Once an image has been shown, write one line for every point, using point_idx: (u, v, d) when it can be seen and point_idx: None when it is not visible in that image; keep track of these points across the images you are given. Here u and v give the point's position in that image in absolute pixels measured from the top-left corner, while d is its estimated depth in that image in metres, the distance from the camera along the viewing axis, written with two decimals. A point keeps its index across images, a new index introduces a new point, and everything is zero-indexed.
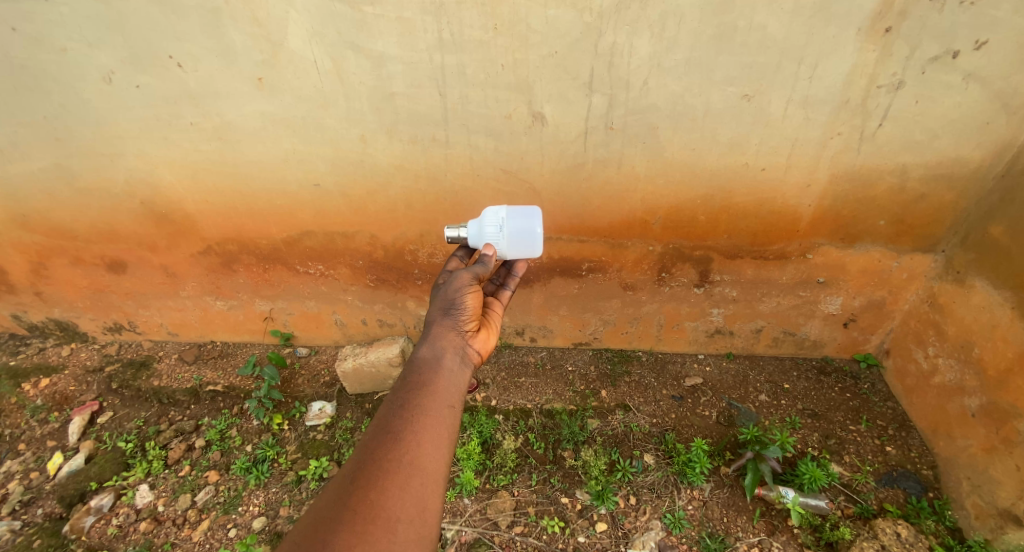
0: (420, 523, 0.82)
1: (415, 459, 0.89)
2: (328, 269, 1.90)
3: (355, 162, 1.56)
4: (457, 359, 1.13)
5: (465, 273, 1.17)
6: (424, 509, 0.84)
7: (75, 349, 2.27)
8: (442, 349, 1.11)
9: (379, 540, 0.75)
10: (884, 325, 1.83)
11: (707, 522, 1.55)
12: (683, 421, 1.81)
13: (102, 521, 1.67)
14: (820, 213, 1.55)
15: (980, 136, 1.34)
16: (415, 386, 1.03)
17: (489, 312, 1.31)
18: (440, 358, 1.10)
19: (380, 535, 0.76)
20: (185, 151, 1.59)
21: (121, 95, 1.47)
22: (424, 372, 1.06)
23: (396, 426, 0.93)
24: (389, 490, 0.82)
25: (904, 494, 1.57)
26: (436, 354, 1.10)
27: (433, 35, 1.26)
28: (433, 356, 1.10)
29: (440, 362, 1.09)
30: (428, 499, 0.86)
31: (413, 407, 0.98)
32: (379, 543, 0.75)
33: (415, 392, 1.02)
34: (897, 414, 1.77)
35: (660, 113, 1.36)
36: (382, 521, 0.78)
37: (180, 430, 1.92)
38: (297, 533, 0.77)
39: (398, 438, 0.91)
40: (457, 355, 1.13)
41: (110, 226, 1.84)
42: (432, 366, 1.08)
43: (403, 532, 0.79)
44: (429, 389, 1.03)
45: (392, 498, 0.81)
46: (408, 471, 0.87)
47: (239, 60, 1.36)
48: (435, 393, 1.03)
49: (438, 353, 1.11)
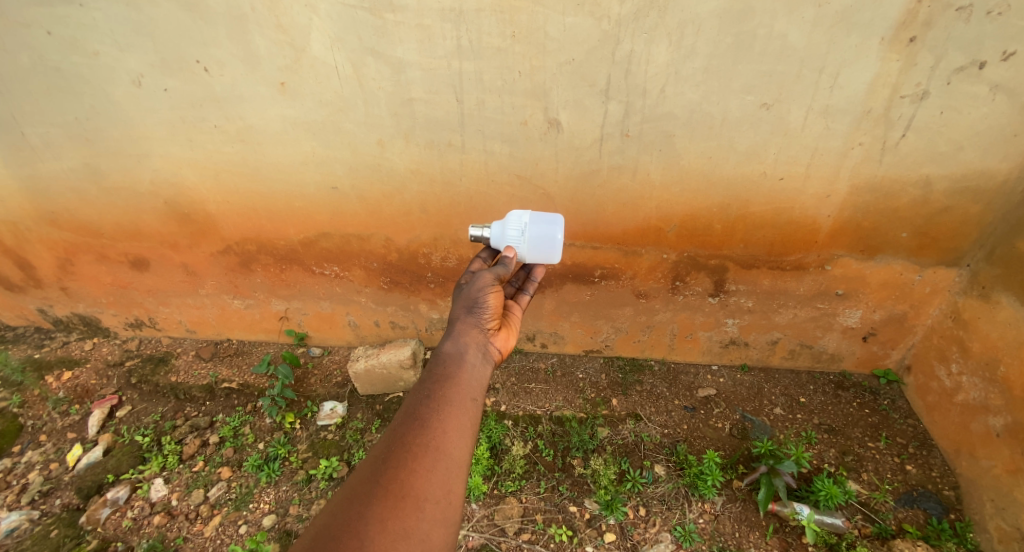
0: (446, 505, 0.82)
1: (440, 445, 0.89)
2: (342, 271, 1.93)
3: (372, 167, 1.58)
4: (479, 356, 1.13)
5: (488, 272, 1.18)
6: (450, 492, 0.84)
7: (97, 344, 2.33)
8: (465, 346, 1.12)
9: (408, 517, 0.77)
10: (905, 340, 1.78)
11: (718, 536, 1.51)
12: (695, 432, 1.79)
13: (117, 513, 1.71)
14: (838, 224, 1.53)
15: (1007, 149, 1.31)
16: (440, 378, 1.03)
17: (510, 313, 1.32)
18: (463, 353, 1.10)
19: (409, 513, 0.77)
20: (208, 153, 1.63)
21: (148, 98, 1.52)
22: (448, 365, 1.07)
23: (424, 413, 0.94)
24: (417, 471, 0.83)
25: (924, 515, 1.52)
26: (459, 350, 1.11)
27: (451, 42, 1.28)
28: (456, 352, 1.10)
29: (463, 357, 1.10)
30: (453, 483, 0.86)
31: (438, 397, 0.98)
32: (409, 520, 0.77)
33: (440, 384, 1.02)
34: (918, 432, 1.71)
35: (676, 121, 1.36)
36: (412, 499, 0.79)
37: (195, 426, 1.95)
38: (333, 507, 0.79)
39: (424, 425, 0.92)
40: (479, 352, 1.13)
41: (135, 225, 1.90)
42: (455, 361, 1.08)
43: (430, 511, 0.80)
44: (453, 382, 1.03)
45: (420, 479, 0.82)
46: (434, 455, 0.87)
47: (262, 65, 1.39)
48: (459, 385, 1.03)
49: (461, 348, 1.11)
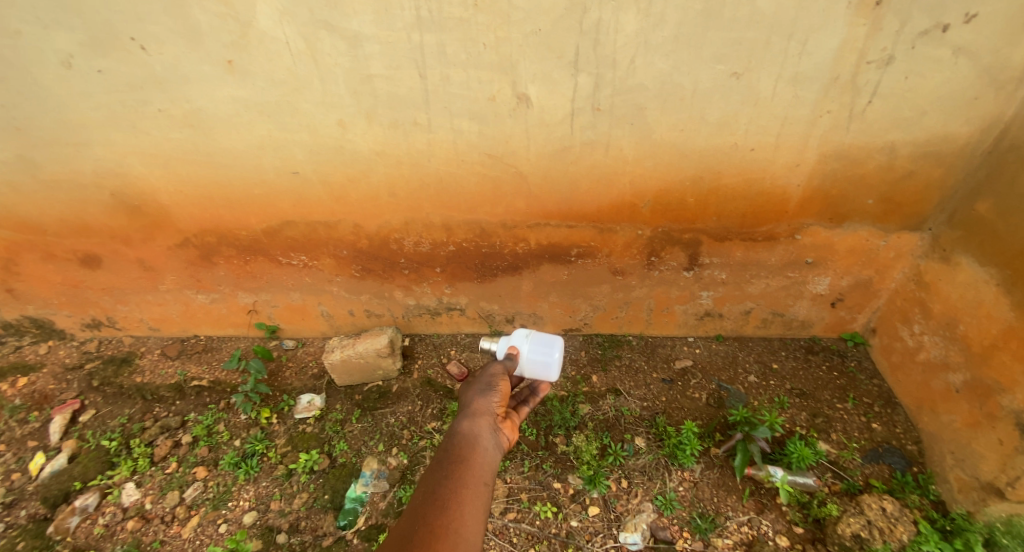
0: None
1: (459, 525, 0.84)
2: (311, 260, 1.85)
3: (334, 150, 1.51)
4: (494, 438, 1.08)
5: (498, 363, 1.26)
6: None
7: (53, 347, 2.21)
8: (479, 426, 1.08)
9: None
10: (871, 303, 1.84)
11: (698, 503, 1.56)
12: (673, 404, 1.82)
13: (88, 521, 1.65)
14: (808, 193, 1.54)
15: (969, 112, 1.33)
16: (456, 458, 0.99)
17: (518, 409, 1.25)
18: (477, 435, 1.06)
19: None
20: (154, 140, 1.52)
21: (82, 81, 1.40)
22: (463, 447, 1.02)
23: (442, 493, 0.90)
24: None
25: (889, 469, 1.59)
26: (474, 431, 1.07)
27: (410, 13, 1.20)
28: (471, 433, 1.06)
29: (478, 438, 1.05)
30: None
31: (456, 478, 0.94)
32: None
33: (456, 463, 0.98)
34: (883, 391, 1.79)
35: (647, 93, 1.33)
36: None
37: (166, 427, 1.88)
38: None
39: (444, 504, 0.88)
40: (493, 434, 1.09)
41: (81, 220, 1.77)
42: (470, 441, 1.04)
43: None
44: (469, 462, 0.99)
45: None
46: (454, 536, 0.82)
47: (206, 41, 1.29)
48: (474, 467, 0.98)
49: (476, 431, 1.07)
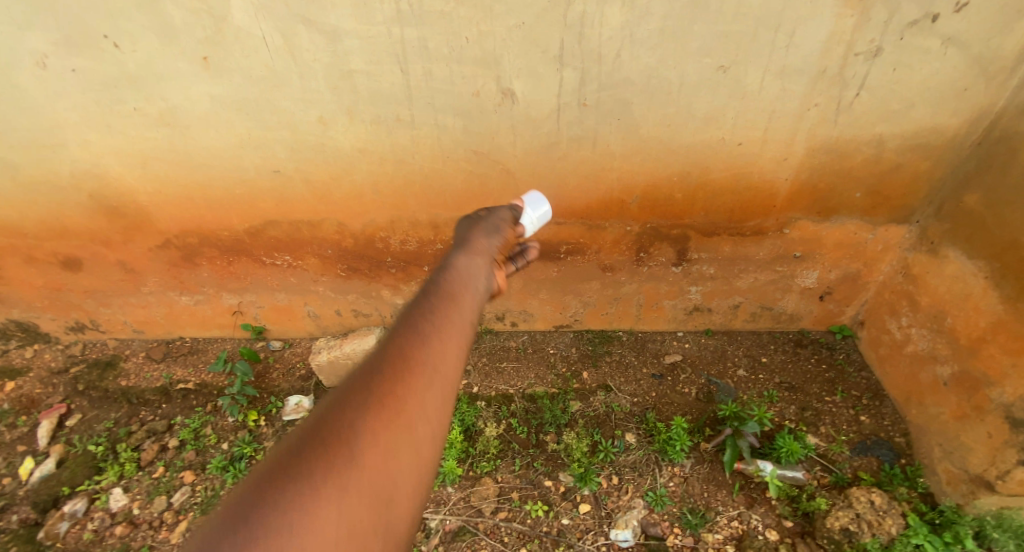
0: (436, 440, 0.57)
1: (437, 357, 0.63)
2: (296, 260, 1.82)
3: (316, 147, 1.48)
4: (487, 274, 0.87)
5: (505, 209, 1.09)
6: (441, 422, 0.59)
7: (39, 351, 2.15)
8: (472, 263, 0.86)
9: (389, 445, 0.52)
10: (859, 296, 1.84)
11: (688, 498, 1.56)
12: (663, 399, 1.82)
13: (77, 526, 1.63)
14: (796, 187, 1.53)
15: (956, 103, 1.32)
16: (441, 290, 0.77)
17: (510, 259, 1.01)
18: (470, 272, 0.84)
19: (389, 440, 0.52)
20: (132, 140, 1.48)
21: (55, 81, 1.36)
22: (451, 279, 0.80)
23: (422, 322, 0.67)
24: (403, 386, 0.57)
25: (877, 461, 1.60)
26: (464, 266, 0.84)
27: (390, 6, 1.17)
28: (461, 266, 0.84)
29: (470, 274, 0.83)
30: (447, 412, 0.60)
31: (438, 309, 0.71)
32: (384, 460, 0.51)
33: (441, 295, 0.75)
34: (871, 383, 1.79)
35: (634, 88, 1.31)
36: (397, 425, 0.54)
37: (152, 431, 1.85)
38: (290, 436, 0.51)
39: (419, 334, 0.65)
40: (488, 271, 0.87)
41: (60, 222, 1.73)
42: (460, 275, 0.82)
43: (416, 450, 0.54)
44: (457, 298, 0.76)
45: (409, 392, 0.58)
46: (427, 370, 0.61)
47: (181, 37, 1.26)
48: (462, 301, 0.76)
49: (465, 266, 0.84)
